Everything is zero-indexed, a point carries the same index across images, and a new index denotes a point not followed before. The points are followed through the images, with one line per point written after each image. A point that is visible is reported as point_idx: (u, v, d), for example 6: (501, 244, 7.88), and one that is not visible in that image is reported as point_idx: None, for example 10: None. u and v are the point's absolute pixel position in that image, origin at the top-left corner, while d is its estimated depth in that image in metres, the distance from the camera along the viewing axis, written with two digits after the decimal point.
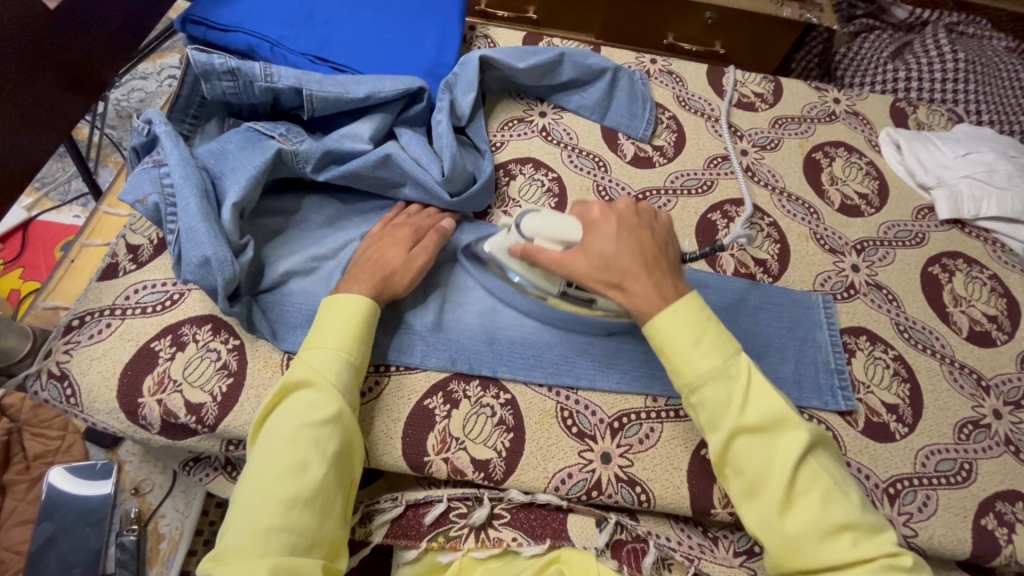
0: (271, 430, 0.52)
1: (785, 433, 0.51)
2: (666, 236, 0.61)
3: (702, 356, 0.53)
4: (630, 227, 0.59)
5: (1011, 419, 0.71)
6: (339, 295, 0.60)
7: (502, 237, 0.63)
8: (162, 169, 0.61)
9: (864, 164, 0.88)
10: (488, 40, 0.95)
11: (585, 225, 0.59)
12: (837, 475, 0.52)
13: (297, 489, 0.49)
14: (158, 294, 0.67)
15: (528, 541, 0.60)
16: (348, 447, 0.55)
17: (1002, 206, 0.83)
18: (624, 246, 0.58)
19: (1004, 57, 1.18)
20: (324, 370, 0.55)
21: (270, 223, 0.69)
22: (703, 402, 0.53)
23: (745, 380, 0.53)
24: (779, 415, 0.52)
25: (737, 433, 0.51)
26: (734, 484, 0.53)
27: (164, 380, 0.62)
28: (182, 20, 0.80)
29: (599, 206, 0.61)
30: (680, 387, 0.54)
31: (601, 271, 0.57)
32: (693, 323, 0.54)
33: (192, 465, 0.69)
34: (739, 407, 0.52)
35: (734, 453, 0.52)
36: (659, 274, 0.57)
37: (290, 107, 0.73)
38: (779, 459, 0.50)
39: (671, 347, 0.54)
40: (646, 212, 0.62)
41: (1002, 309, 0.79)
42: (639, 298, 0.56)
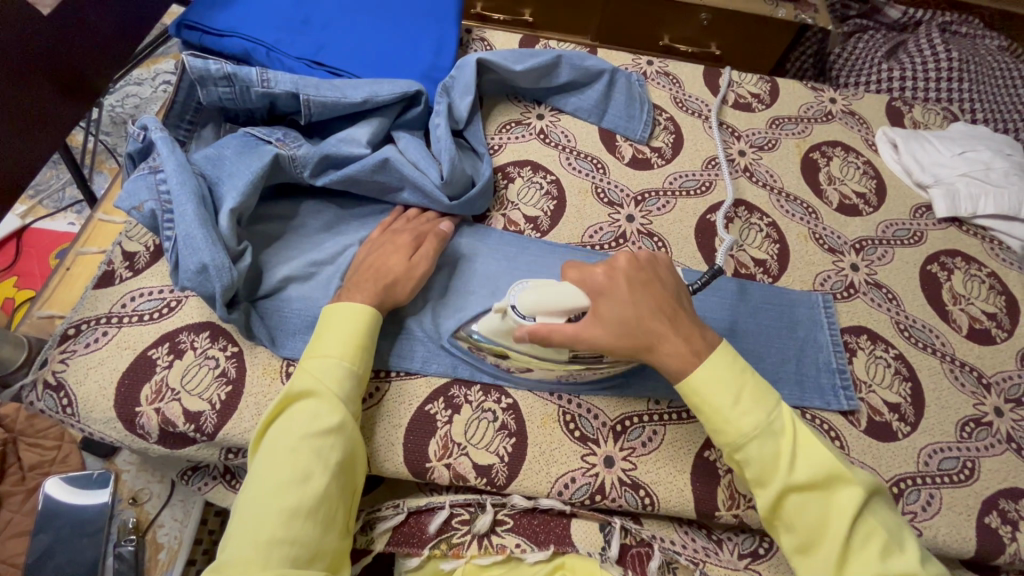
0: (273, 441, 0.52)
1: (839, 491, 0.52)
2: (674, 282, 0.60)
3: (745, 413, 0.53)
4: (636, 283, 0.58)
5: (1012, 416, 0.71)
6: (342, 303, 0.59)
7: (497, 322, 0.59)
8: (158, 175, 0.61)
9: (861, 164, 0.89)
10: (485, 43, 0.95)
11: (590, 291, 0.56)
12: (890, 523, 0.52)
13: (301, 501, 0.49)
14: (155, 301, 0.66)
15: (531, 548, 0.60)
16: (350, 457, 0.54)
17: (999, 204, 0.83)
18: (637, 307, 0.56)
19: (997, 55, 1.18)
20: (327, 379, 0.55)
21: (267, 229, 0.69)
22: (750, 459, 0.53)
23: (792, 437, 0.53)
24: (829, 470, 0.52)
25: (788, 492, 0.52)
26: (787, 538, 0.53)
27: (162, 389, 0.61)
28: (176, 25, 0.80)
29: (602, 267, 0.58)
30: (723, 446, 0.55)
31: (626, 339, 0.55)
32: (733, 376, 0.55)
33: (191, 474, 0.68)
34: (786, 466, 0.52)
35: (788, 509, 0.53)
36: (685, 325, 0.57)
37: (286, 112, 0.73)
38: (836, 517, 0.51)
39: (709, 402, 0.54)
40: (647, 259, 0.60)
41: (1001, 307, 0.79)
42: (672, 357, 0.56)
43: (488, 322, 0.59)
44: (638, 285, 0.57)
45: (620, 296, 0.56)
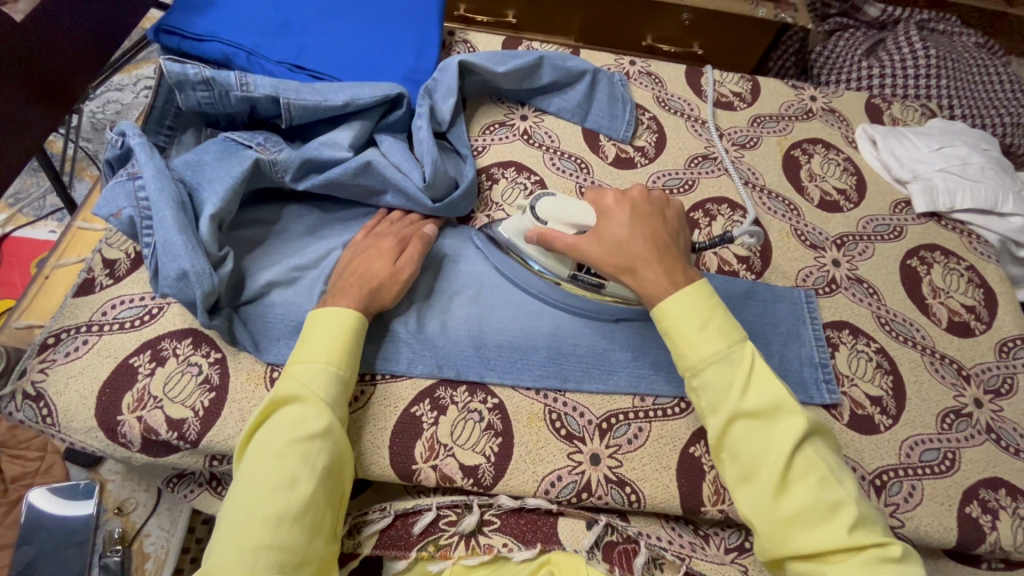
0: (259, 447, 0.52)
1: (782, 419, 0.51)
2: (678, 225, 0.64)
3: (704, 342, 0.54)
4: (641, 213, 0.61)
5: (992, 407, 0.72)
6: (328, 308, 0.59)
7: (518, 221, 0.67)
8: (137, 182, 0.60)
9: (841, 160, 0.90)
10: (468, 45, 0.95)
11: (599, 212, 0.62)
12: (832, 462, 0.52)
13: (287, 507, 0.49)
14: (136, 309, 0.65)
15: (518, 547, 0.59)
16: (337, 461, 0.54)
17: (975, 198, 0.84)
18: (635, 231, 0.60)
19: (974, 52, 1.20)
20: (313, 384, 0.55)
21: (250, 234, 0.69)
22: (705, 385, 0.53)
23: (748, 366, 0.53)
24: (778, 400, 0.52)
25: (736, 417, 0.52)
26: (731, 469, 0.53)
27: (144, 397, 0.61)
28: (155, 30, 0.79)
29: (613, 194, 0.63)
30: (682, 369, 0.55)
31: (614, 254, 0.59)
32: (695, 307, 0.55)
33: (176, 482, 0.67)
34: (738, 389, 0.52)
35: (733, 437, 0.52)
36: (670, 259, 0.59)
37: (267, 116, 0.72)
38: (777, 442, 0.50)
39: (675, 326, 0.55)
40: (659, 198, 0.64)
41: (980, 299, 0.80)
42: (650, 284, 0.57)
43: (513, 221, 0.67)
44: (640, 215, 0.61)
45: (621, 218, 0.61)
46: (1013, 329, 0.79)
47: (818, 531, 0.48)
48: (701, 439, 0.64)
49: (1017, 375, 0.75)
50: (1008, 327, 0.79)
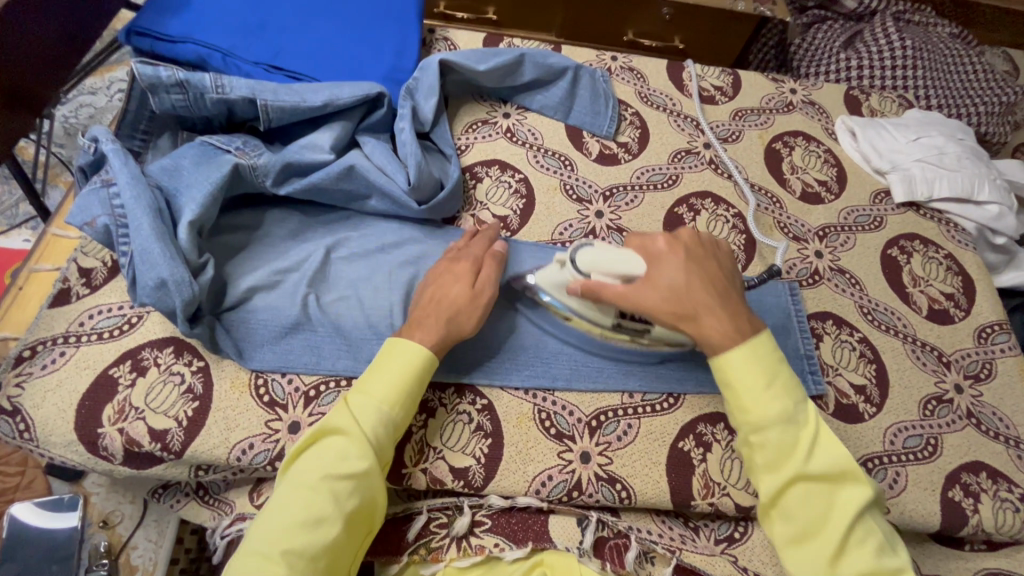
0: (297, 473, 0.52)
1: (846, 487, 0.53)
2: (730, 267, 0.63)
3: (772, 401, 0.54)
4: (694, 255, 0.61)
5: (972, 392, 0.74)
6: (400, 341, 0.58)
7: (555, 272, 0.62)
8: (111, 189, 0.59)
9: (822, 152, 0.91)
10: (448, 43, 0.94)
11: (648, 258, 0.59)
12: (886, 530, 0.54)
13: (308, 544, 0.49)
14: (114, 318, 0.64)
15: (510, 546, 0.59)
16: (368, 504, 0.54)
17: (952, 187, 0.86)
18: (689, 272, 0.59)
19: (949, 42, 1.22)
20: (363, 420, 0.54)
21: (230, 240, 0.67)
22: (766, 443, 0.54)
23: (812, 429, 0.54)
24: (842, 466, 0.53)
25: (795, 482, 0.53)
26: (782, 529, 0.54)
27: (126, 408, 0.59)
28: (127, 32, 0.78)
29: (664, 238, 0.61)
30: (743, 425, 0.55)
31: (674, 301, 0.57)
32: (763, 362, 0.55)
33: (161, 492, 0.66)
34: (802, 454, 0.53)
35: (789, 500, 0.53)
36: (733, 306, 0.58)
37: (245, 118, 0.71)
38: (837, 511, 0.52)
39: (742, 385, 0.55)
40: (709, 241, 0.64)
41: (958, 287, 0.82)
42: (712, 332, 0.57)
43: (546, 271, 0.63)
44: (695, 257, 0.60)
45: (675, 261, 0.59)
46: (991, 316, 0.80)
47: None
48: (690, 433, 0.65)
49: (995, 360, 0.77)
50: (985, 313, 0.80)
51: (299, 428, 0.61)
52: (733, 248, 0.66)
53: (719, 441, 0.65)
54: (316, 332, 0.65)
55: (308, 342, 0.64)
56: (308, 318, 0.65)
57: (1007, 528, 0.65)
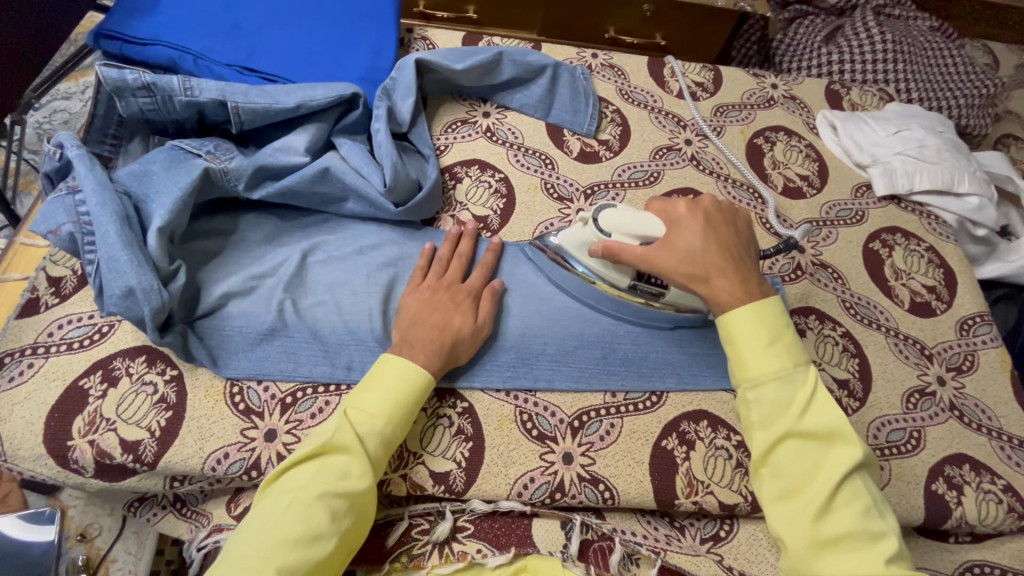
0: (291, 488, 0.51)
1: (837, 448, 0.51)
2: (749, 234, 0.62)
3: (769, 358, 0.54)
4: (713, 221, 0.60)
5: (954, 384, 0.74)
6: (401, 359, 0.58)
7: (578, 231, 0.65)
8: (76, 196, 0.57)
9: (804, 147, 0.90)
10: (426, 42, 0.93)
11: (666, 220, 0.60)
12: (877, 497, 0.51)
13: (302, 563, 0.48)
14: (84, 328, 0.63)
15: (492, 552, 0.58)
16: (360, 523, 0.53)
17: (932, 180, 0.86)
18: (706, 238, 0.59)
19: (929, 36, 1.22)
20: (365, 438, 0.54)
21: (204, 246, 0.66)
22: (761, 399, 0.53)
23: (810, 389, 0.53)
24: (836, 426, 0.52)
25: (788, 437, 0.52)
26: (769, 485, 0.52)
27: (96, 420, 0.58)
28: (95, 35, 0.76)
29: (684, 203, 0.61)
30: (738, 380, 0.55)
31: (688, 262, 0.58)
32: (766, 324, 0.55)
33: (138, 505, 0.64)
34: (797, 410, 0.52)
35: (779, 455, 0.52)
36: (744, 270, 0.58)
37: (217, 121, 0.70)
38: (826, 468, 0.50)
39: (742, 338, 0.55)
40: (730, 207, 0.63)
41: (940, 279, 0.82)
42: (722, 293, 0.56)
43: (571, 232, 0.66)
44: (713, 224, 0.60)
45: (693, 227, 0.59)
46: (973, 307, 0.80)
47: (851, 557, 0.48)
48: (674, 432, 0.64)
49: (977, 352, 0.77)
50: (967, 305, 0.80)
51: (276, 436, 0.60)
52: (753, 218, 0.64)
53: (702, 439, 0.65)
54: (293, 338, 0.64)
55: (285, 348, 0.63)
56: (284, 324, 0.64)
57: (991, 520, 0.65)
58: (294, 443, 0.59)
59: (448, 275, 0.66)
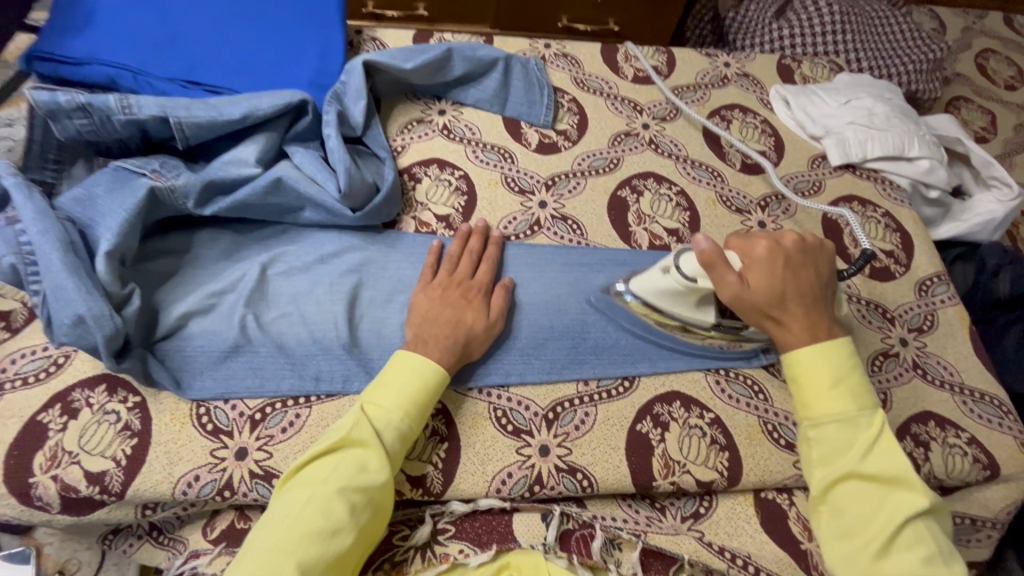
0: (311, 483, 0.51)
1: (901, 492, 0.52)
2: (828, 272, 0.62)
3: (833, 401, 0.55)
4: (794, 261, 0.60)
5: (916, 344, 0.76)
6: (416, 354, 0.59)
7: (658, 279, 0.64)
8: (17, 226, 0.55)
9: (759, 123, 0.92)
10: (376, 42, 0.92)
11: (748, 261, 0.59)
12: (941, 540, 0.52)
13: (322, 555, 0.48)
14: (38, 361, 0.61)
15: (474, 551, 0.58)
16: (379, 516, 0.53)
17: (884, 146, 0.87)
18: (784, 279, 0.59)
19: (875, 5, 1.24)
20: (382, 433, 0.54)
21: (159, 267, 0.65)
22: (823, 438, 0.55)
23: (875, 433, 0.54)
24: (902, 472, 0.53)
25: (848, 478, 0.53)
26: (830, 522, 0.54)
27: (58, 454, 0.57)
28: (26, 58, 0.73)
29: (766, 241, 0.60)
30: (802, 418, 0.57)
31: (763, 305, 0.58)
32: (833, 365, 0.56)
33: (113, 537, 0.63)
34: (859, 452, 0.54)
35: (841, 494, 0.54)
36: (815, 314, 0.58)
37: (161, 138, 0.68)
38: (887, 512, 0.52)
39: (808, 379, 0.57)
40: (813, 244, 0.62)
41: (897, 243, 0.84)
42: (791, 335, 0.58)
43: (647, 279, 0.65)
44: (796, 264, 0.59)
45: (772, 268, 0.59)
46: (930, 268, 0.82)
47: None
48: (647, 415, 0.65)
49: (936, 311, 0.79)
50: (924, 266, 0.82)
51: (247, 454, 0.59)
52: (836, 252, 0.64)
53: (676, 419, 0.65)
54: (257, 353, 0.63)
55: (249, 363, 0.62)
56: (248, 339, 0.63)
57: (959, 473, 0.67)
58: (265, 459, 0.59)
59: (460, 271, 0.67)
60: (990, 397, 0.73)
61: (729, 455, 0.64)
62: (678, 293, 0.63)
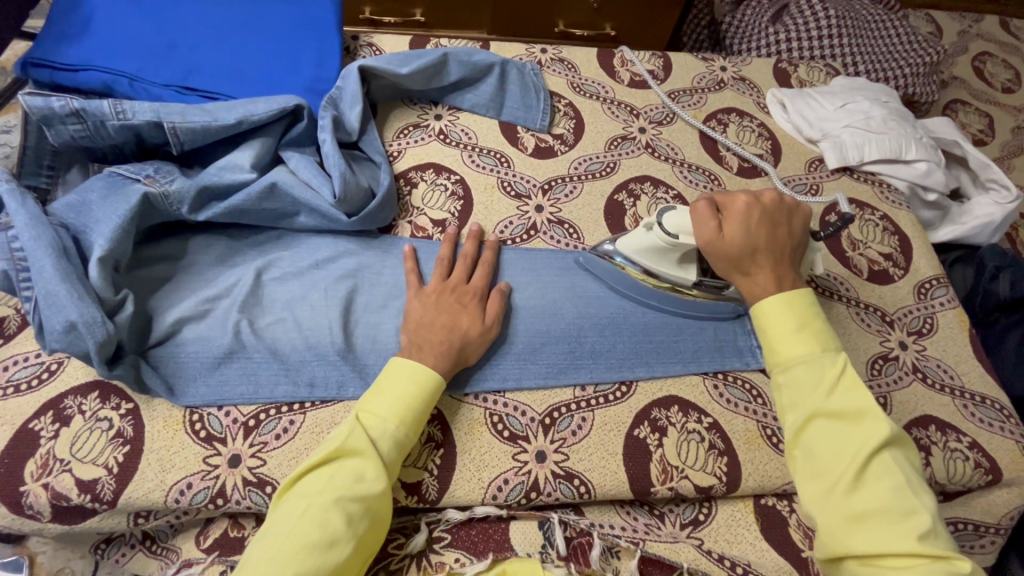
0: (306, 494, 0.50)
1: (867, 424, 0.50)
2: (802, 231, 0.64)
3: (797, 344, 0.55)
4: (769, 218, 0.62)
5: (916, 348, 0.75)
6: (410, 361, 0.58)
7: (643, 237, 0.67)
8: (9, 232, 0.55)
9: (756, 126, 0.92)
10: (373, 48, 0.92)
11: (727, 215, 0.62)
12: (912, 475, 0.49)
13: (320, 567, 0.47)
14: (31, 368, 0.60)
15: (470, 560, 0.57)
16: (377, 526, 0.52)
17: (882, 149, 0.87)
18: (757, 234, 0.61)
19: (871, 9, 1.25)
20: (378, 442, 0.53)
21: (153, 273, 0.64)
22: (791, 382, 0.54)
23: (839, 370, 0.53)
24: (865, 405, 0.51)
25: (815, 416, 0.52)
26: (802, 465, 0.52)
27: (49, 462, 0.56)
28: (22, 64, 0.74)
29: (744, 198, 0.63)
30: (771, 366, 0.57)
31: (732, 256, 0.61)
32: (796, 311, 0.57)
33: (105, 547, 0.62)
34: (824, 389, 0.52)
35: (810, 435, 0.52)
36: (783, 268, 0.61)
37: (155, 144, 0.68)
38: (855, 445, 0.49)
39: (774, 326, 0.57)
40: (790, 203, 0.64)
41: (896, 246, 0.83)
42: (757, 284, 0.60)
43: (634, 238, 0.67)
44: (770, 221, 0.62)
45: (748, 220, 0.61)
46: (928, 271, 0.82)
47: (885, 531, 0.46)
48: (645, 420, 0.65)
49: (936, 314, 0.78)
50: (923, 269, 0.82)
51: (240, 461, 0.58)
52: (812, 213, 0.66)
53: (674, 424, 0.65)
54: (251, 359, 0.62)
55: (244, 370, 0.62)
56: (242, 345, 0.62)
57: (960, 477, 0.67)
58: (259, 466, 0.58)
59: (455, 275, 0.67)
60: (991, 401, 0.72)
61: (728, 460, 0.63)
62: (661, 250, 0.66)
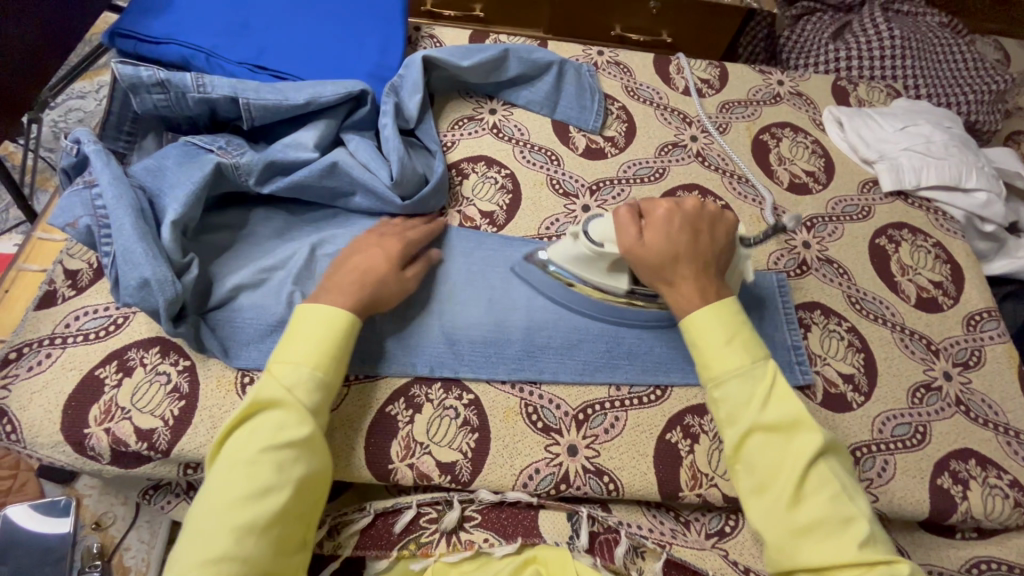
0: (233, 452, 0.49)
1: (799, 434, 0.50)
2: (727, 242, 0.62)
3: (728, 356, 0.53)
4: (691, 226, 0.60)
5: (960, 379, 0.74)
6: (316, 307, 0.57)
7: (570, 246, 0.64)
8: (93, 190, 0.59)
9: (809, 143, 0.91)
10: (434, 40, 0.94)
11: (648, 222, 0.60)
12: (847, 481, 0.50)
13: (258, 515, 0.47)
14: (100, 320, 0.64)
15: (499, 541, 0.59)
16: (317, 471, 0.52)
17: (939, 175, 0.85)
18: (677, 241, 0.59)
19: (938, 32, 1.21)
20: (293, 389, 0.52)
21: (215, 240, 0.68)
22: (726, 396, 0.53)
23: (768, 380, 0.52)
24: (797, 416, 0.51)
25: (752, 432, 0.51)
26: (743, 481, 0.51)
27: (112, 408, 0.60)
28: (110, 34, 0.78)
29: (665, 205, 0.61)
30: (704, 380, 0.55)
31: (654, 265, 0.59)
32: (725, 319, 0.55)
33: (152, 493, 0.65)
34: (757, 402, 0.51)
35: (750, 450, 0.51)
36: (705, 280, 0.59)
37: (228, 118, 0.71)
38: (792, 457, 0.49)
39: (704, 338, 0.55)
40: (713, 212, 0.62)
41: (946, 274, 0.81)
42: (683, 296, 0.58)
43: (560, 246, 0.65)
44: (692, 229, 0.60)
45: (669, 228, 0.59)
46: (980, 303, 0.80)
47: (827, 542, 0.47)
48: (678, 425, 0.65)
49: (984, 347, 0.77)
50: (974, 300, 0.80)
51: None
52: (738, 222, 0.64)
53: (707, 432, 0.65)
54: None
55: None
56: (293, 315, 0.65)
57: (997, 515, 0.65)
58: None
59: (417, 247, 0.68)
60: None
61: None
62: (587, 259, 0.63)
